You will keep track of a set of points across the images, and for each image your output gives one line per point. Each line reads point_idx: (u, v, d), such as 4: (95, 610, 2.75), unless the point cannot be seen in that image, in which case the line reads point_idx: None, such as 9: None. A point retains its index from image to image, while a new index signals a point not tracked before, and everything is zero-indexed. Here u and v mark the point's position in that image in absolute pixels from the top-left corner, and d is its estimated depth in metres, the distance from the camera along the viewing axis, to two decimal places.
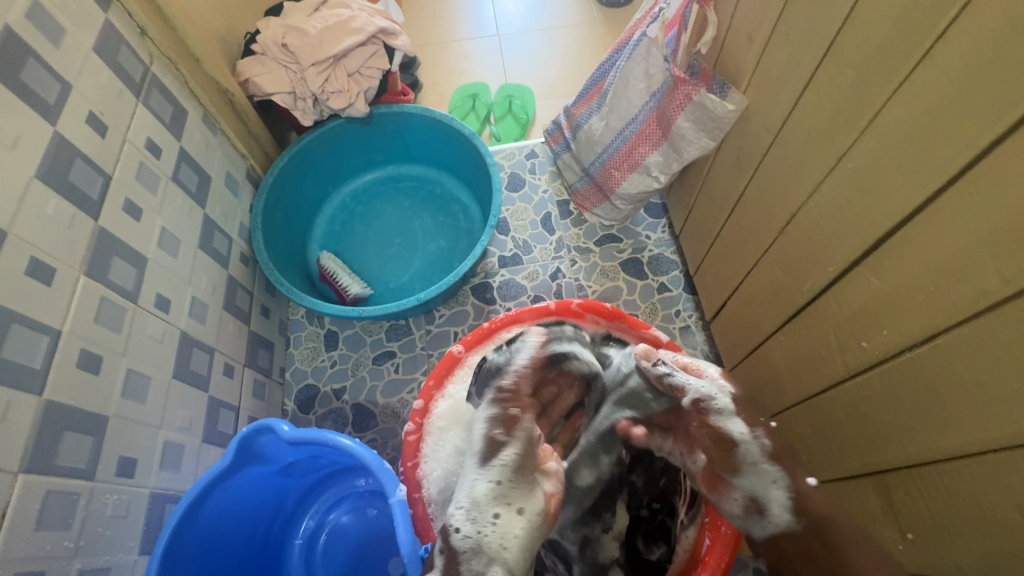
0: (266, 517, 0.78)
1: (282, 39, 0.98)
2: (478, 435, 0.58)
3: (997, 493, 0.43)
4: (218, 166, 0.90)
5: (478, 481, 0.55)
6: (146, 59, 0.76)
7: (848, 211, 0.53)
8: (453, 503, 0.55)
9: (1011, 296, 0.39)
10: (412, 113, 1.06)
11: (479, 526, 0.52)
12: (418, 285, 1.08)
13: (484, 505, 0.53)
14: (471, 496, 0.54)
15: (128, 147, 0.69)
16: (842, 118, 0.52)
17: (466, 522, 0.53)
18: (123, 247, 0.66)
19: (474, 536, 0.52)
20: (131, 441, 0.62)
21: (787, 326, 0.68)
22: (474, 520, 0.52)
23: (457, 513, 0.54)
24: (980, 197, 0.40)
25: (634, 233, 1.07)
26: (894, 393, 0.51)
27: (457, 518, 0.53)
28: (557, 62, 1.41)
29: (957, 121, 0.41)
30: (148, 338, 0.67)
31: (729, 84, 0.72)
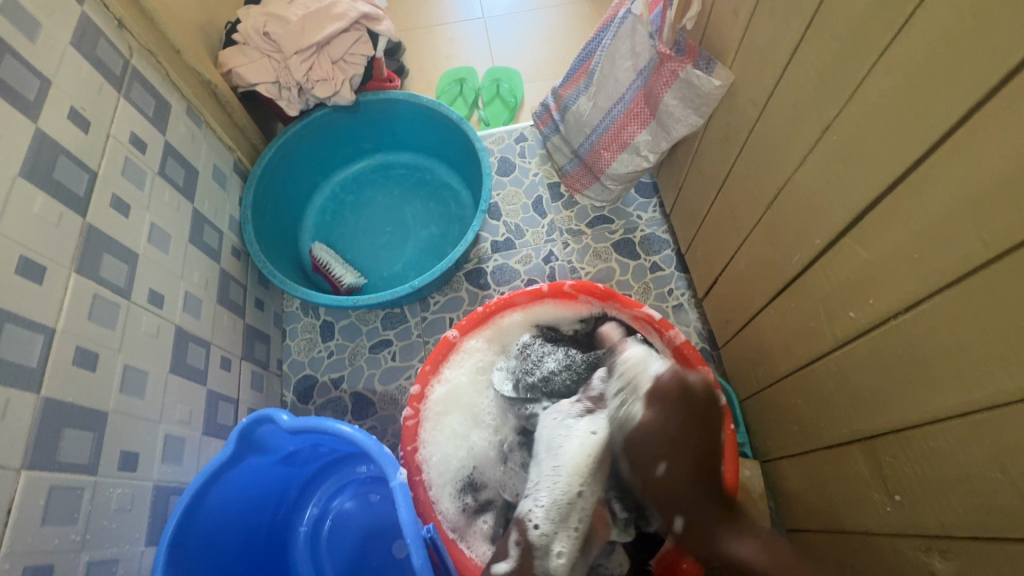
0: (271, 505, 0.79)
1: (263, 27, 0.96)
2: (563, 467, 0.60)
3: (979, 452, 0.44)
4: (205, 159, 0.89)
5: (563, 490, 0.59)
6: (125, 52, 0.75)
7: (834, 182, 0.54)
8: (533, 498, 0.60)
9: (992, 259, 0.39)
10: (399, 99, 1.06)
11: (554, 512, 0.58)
12: (412, 273, 1.08)
13: (569, 500, 0.59)
14: (546, 494, 0.59)
15: (113, 143, 0.69)
16: (826, 90, 0.53)
17: (543, 520, 0.58)
18: (112, 244, 0.65)
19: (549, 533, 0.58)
20: (131, 435, 0.63)
21: (777, 300, 0.69)
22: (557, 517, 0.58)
23: (537, 510, 0.59)
24: (961, 163, 0.40)
25: (626, 214, 1.08)
26: (879, 360, 0.53)
27: (537, 515, 0.59)
28: (543, 44, 1.40)
29: (939, 89, 0.41)
30: (143, 334, 0.67)
31: (716, 60, 0.71)
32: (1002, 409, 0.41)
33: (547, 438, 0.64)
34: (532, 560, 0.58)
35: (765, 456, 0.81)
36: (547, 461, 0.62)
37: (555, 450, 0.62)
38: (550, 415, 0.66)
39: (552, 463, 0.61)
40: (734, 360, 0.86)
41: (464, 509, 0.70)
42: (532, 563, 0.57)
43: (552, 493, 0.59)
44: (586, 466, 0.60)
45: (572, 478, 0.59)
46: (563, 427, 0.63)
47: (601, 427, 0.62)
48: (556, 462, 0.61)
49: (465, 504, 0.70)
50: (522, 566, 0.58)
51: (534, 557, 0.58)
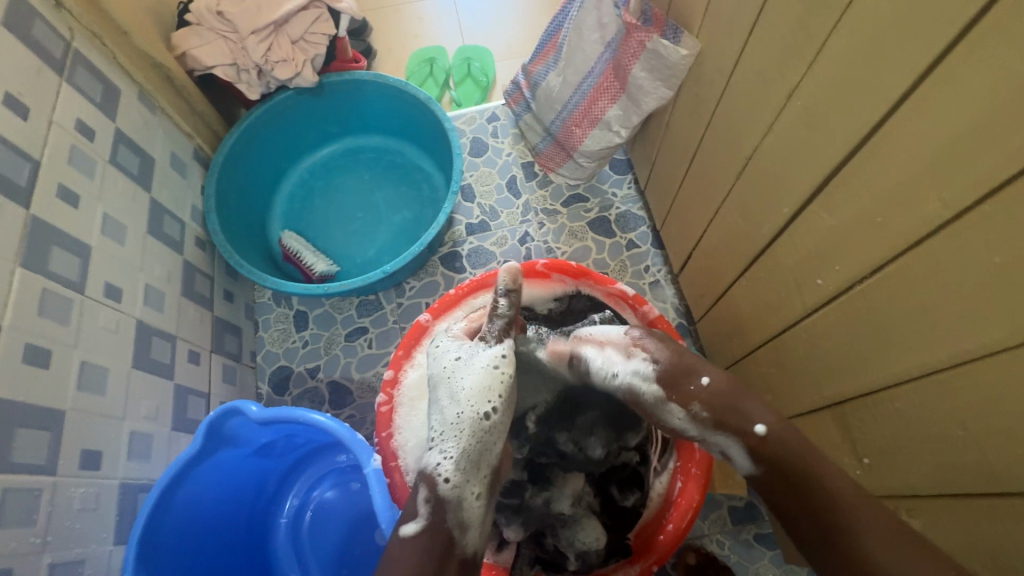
0: (248, 498, 0.78)
1: (217, 7, 0.92)
2: (456, 413, 0.58)
3: (941, 411, 0.45)
4: (161, 147, 0.86)
5: (470, 436, 0.56)
6: (66, 34, 0.71)
7: (800, 149, 0.53)
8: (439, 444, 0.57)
9: (952, 219, 0.39)
10: (364, 80, 1.02)
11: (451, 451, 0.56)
12: (386, 259, 1.06)
13: (473, 442, 0.56)
14: (455, 444, 0.56)
15: (56, 130, 0.65)
16: (790, 53, 0.52)
17: (447, 463, 0.55)
18: (61, 236, 0.63)
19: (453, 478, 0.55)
20: (93, 433, 0.61)
21: (748, 271, 0.69)
22: (462, 462, 0.55)
23: (441, 454, 0.56)
24: (920, 122, 0.40)
25: (601, 191, 1.07)
26: (847, 326, 0.53)
27: (441, 463, 0.56)
28: (514, 21, 1.37)
29: (898, 46, 0.40)
30: (101, 329, 0.65)
31: (683, 29, 0.70)
32: (963, 369, 0.42)
33: (438, 382, 0.62)
34: (444, 516, 0.53)
35: None
36: (443, 405, 0.60)
37: (455, 397, 0.59)
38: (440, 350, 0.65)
39: (448, 408, 0.59)
40: (710, 333, 0.86)
41: None
42: (444, 514, 0.53)
43: (455, 435, 0.57)
44: (478, 387, 0.59)
45: (466, 409, 0.58)
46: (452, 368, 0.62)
47: (493, 361, 0.60)
48: (455, 404, 0.59)
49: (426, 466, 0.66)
50: (432, 523, 0.53)
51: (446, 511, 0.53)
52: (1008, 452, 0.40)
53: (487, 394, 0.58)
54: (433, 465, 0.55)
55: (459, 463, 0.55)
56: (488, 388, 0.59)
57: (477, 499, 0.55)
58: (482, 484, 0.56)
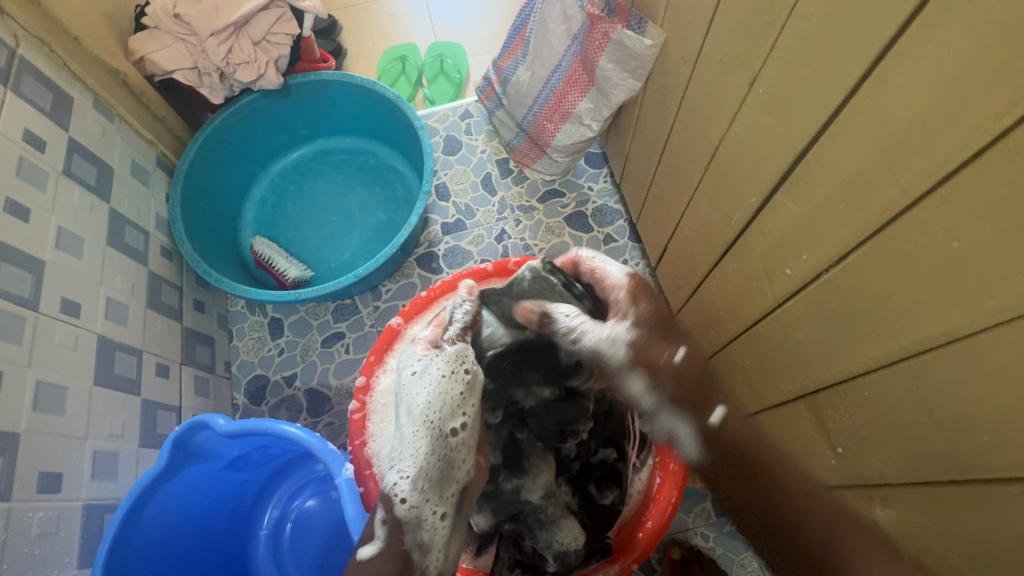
0: (225, 512, 0.76)
1: (173, 9, 0.89)
2: (413, 432, 0.55)
3: (910, 398, 0.44)
4: (120, 155, 0.83)
5: (427, 454, 0.54)
6: (10, 41, 0.68)
7: (763, 137, 0.52)
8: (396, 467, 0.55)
9: (911, 204, 0.39)
10: (331, 80, 1.00)
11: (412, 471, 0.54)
12: (361, 262, 1.04)
13: (427, 462, 0.54)
14: (411, 463, 0.54)
15: (2, 142, 0.63)
16: (750, 40, 0.51)
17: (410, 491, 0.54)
18: (9, 252, 0.60)
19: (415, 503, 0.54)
20: (52, 455, 0.59)
21: (721, 262, 0.68)
22: (421, 481, 0.54)
23: (401, 480, 0.54)
24: (876, 107, 0.39)
25: (577, 186, 1.05)
26: (816, 316, 0.52)
27: (401, 485, 0.54)
28: (487, 15, 1.35)
29: (853, 29, 0.39)
30: (58, 347, 0.63)
31: (647, 20, 0.70)
32: (929, 355, 0.41)
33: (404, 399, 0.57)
34: (400, 537, 0.54)
35: None
36: (403, 423, 0.56)
37: (409, 412, 0.56)
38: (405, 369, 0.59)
39: (403, 427, 0.56)
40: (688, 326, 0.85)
41: None
42: (405, 535, 0.54)
43: (412, 456, 0.54)
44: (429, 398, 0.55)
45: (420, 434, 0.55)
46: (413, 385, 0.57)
47: (447, 376, 0.56)
48: (411, 422, 0.55)
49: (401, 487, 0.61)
50: (388, 547, 0.54)
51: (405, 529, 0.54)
52: (974, 439, 0.40)
53: (453, 409, 0.55)
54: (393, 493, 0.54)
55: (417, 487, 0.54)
56: (445, 404, 0.55)
57: (438, 522, 0.54)
58: (442, 503, 0.55)
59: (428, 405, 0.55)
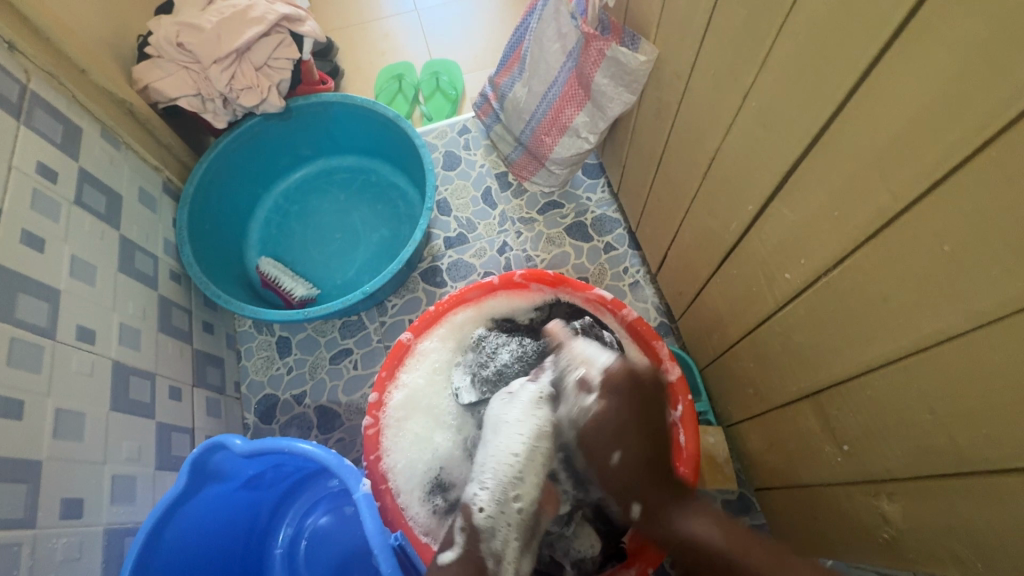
0: (241, 531, 0.77)
1: (176, 38, 0.91)
2: (513, 445, 0.58)
3: (910, 395, 0.46)
4: (128, 183, 0.85)
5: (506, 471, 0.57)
6: (21, 77, 0.70)
7: (758, 147, 0.54)
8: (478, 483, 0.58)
9: (902, 211, 0.41)
10: (332, 101, 1.02)
11: (494, 490, 0.56)
12: (366, 278, 1.05)
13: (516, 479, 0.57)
14: (488, 477, 0.57)
15: (16, 175, 0.64)
16: (741, 56, 0.53)
17: (488, 502, 0.56)
18: (27, 283, 0.62)
19: (495, 514, 0.56)
20: (73, 481, 0.60)
21: (721, 267, 0.70)
22: (497, 496, 0.56)
23: (481, 494, 0.57)
24: (865, 119, 0.41)
25: (575, 197, 1.07)
26: (815, 318, 0.54)
27: (479, 495, 0.57)
28: (480, 32, 1.37)
29: (838, 47, 0.42)
30: (75, 374, 0.64)
31: (640, 36, 0.72)
32: (926, 353, 0.43)
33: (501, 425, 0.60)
34: (477, 544, 0.56)
35: (728, 420, 0.83)
36: (498, 445, 0.58)
37: (499, 428, 0.60)
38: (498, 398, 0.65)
39: (494, 442, 0.59)
40: (691, 330, 0.87)
41: (435, 511, 0.68)
42: (479, 544, 0.56)
43: (498, 474, 0.57)
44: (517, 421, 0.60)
45: (517, 454, 0.57)
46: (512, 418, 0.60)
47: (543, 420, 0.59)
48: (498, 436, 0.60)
49: (436, 505, 0.68)
50: (466, 553, 0.56)
51: (480, 540, 0.56)
52: (973, 431, 0.42)
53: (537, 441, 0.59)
54: (473, 503, 0.56)
55: (496, 504, 0.56)
56: (536, 421, 0.60)
57: (510, 534, 0.56)
58: (517, 529, 0.57)
59: (523, 441, 0.58)
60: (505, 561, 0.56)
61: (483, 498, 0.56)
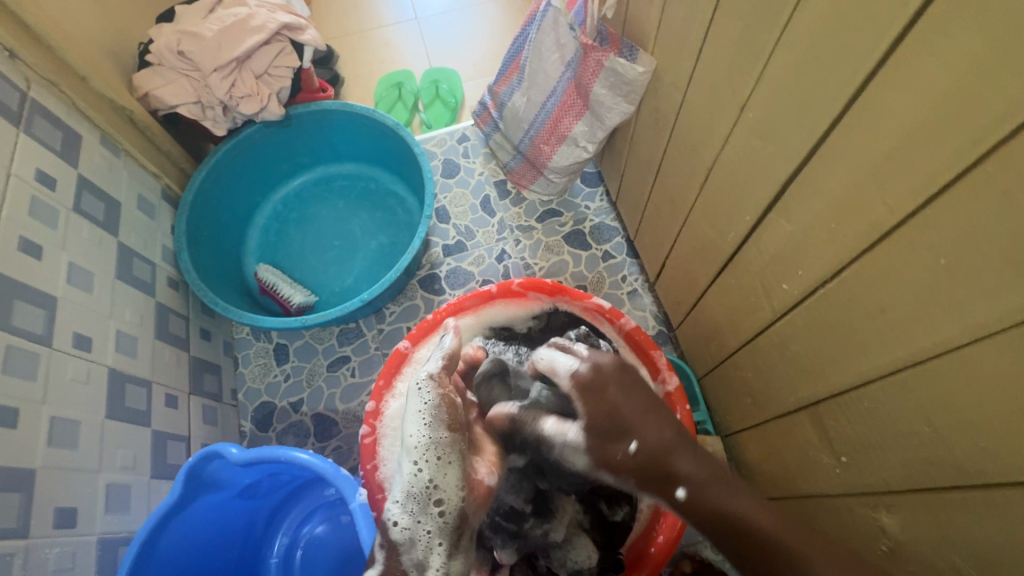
0: (236, 541, 0.76)
1: (176, 46, 0.91)
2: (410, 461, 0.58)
3: (908, 408, 0.46)
4: (127, 190, 0.85)
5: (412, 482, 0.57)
6: (21, 85, 0.70)
7: (756, 158, 0.55)
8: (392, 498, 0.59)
9: (899, 223, 0.41)
10: (332, 109, 1.03)
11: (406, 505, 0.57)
12: (364, 286, 1.05)
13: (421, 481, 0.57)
14: (401, 493, 0.58)
15: (15, 182, 0.64)
16: (739, 68, 0.53)
17: (402, 515, 0.57)
18: (24, 290, 0.61)
19: (409, 527, 0.57)
20: (67, 490, 0.59)
21: (719, 277, 0.70)
22: (411, 517, 0.57)
23: (395, 508, 0.58)
24: (862, 132, 0.41)
25: (574, 205, 1.08)
26: (813, 329, 0.54)
27: (395, 513, 0.58)
28: (480, 41, 1.38)
29: (835, 60, 0.42)
30: (70, 382, 0.63)
31: (638, 47, 0.73)
32: (923, 366, 0.43)
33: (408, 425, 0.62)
34: (398, 558, 0.56)
35: (726, 430, 0.83)
36: (404, 460, 0.59)
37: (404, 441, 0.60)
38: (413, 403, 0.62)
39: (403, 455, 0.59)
40: (689, 339, 0.87)
41: None
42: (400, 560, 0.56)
43: (406, 487, 0.58)
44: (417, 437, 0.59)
45: (412, 467, 0.58)
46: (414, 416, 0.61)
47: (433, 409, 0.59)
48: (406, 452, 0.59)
49: None
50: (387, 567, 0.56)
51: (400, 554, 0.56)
52: (971, 444, 0.42)
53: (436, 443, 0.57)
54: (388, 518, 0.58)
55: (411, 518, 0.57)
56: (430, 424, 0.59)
57: (432, 543, 0.56)
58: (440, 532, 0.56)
59: (421, 449, 0.58)
60: (429, 568, 0.55)
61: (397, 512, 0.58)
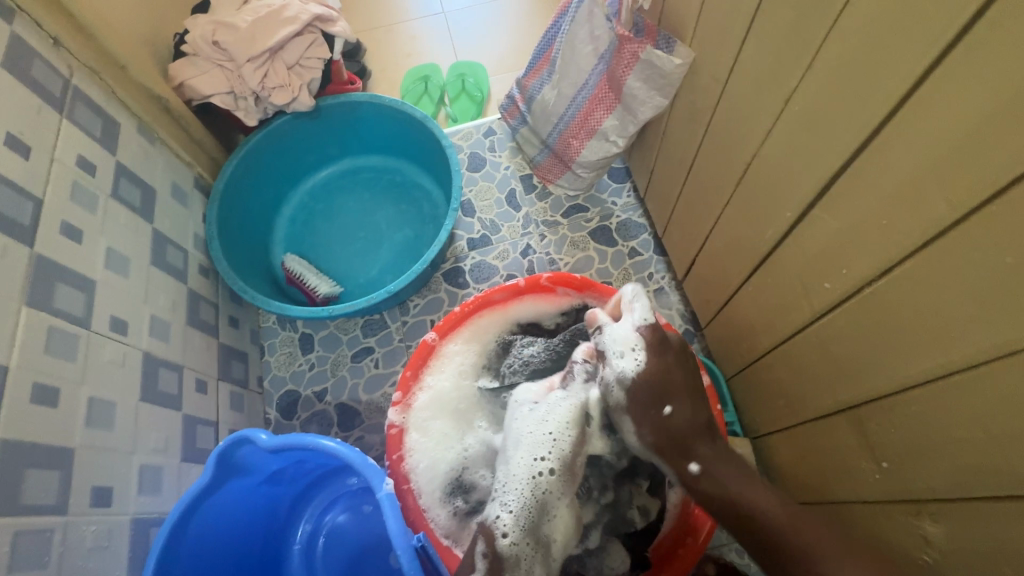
0: (262, 526, 0.77)
1: (212, 36, 0.93)
2: (537, 436, 0.61)
3: (962, 414, 0.44)
4: (162, 178, 0.86)
5: (528, 497, 0.58)
6: (64, 72, 0.71)
7: (799, 153, 0.53)
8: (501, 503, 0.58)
9: (960, 220, 0.39)
10: (360, 101, 1.03)
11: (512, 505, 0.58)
12: (389, 277, 1.06)
13: (542, 503, 0.58)
14: (514, 499, 0.58)
15: (58, 167, 0.66)
16: (784, 61, 0.52)
17: (509, 520, 0.57)
18: (65, 273, 0.63)
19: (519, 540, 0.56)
20: (103, 470, 0.61)
21: (754, 275, 0.68)
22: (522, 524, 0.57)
23: (504, 514, 0.57)
24: (920, 124, 0.40)
25: (600, 201, 1.07)
26: (857, 331, 0.52)
27: (503, 520, 0.57)
28: (506, 34, 1.38)
29: (893, 49, 0.40)
30: (108, 364, 0.65)
31: (675, 38, 0.71)
32: (980, 370, 0.41)
33: (516, 444, 0.62)
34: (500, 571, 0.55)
35: (755, 432, 0.82)
36: (516, 460, 0.60)
37: (522, 444, 0.61)
38: (521, 407, 0.65)
39: (517, 451, 0.61)
40: (719, 339, 0.85)
41: (455, 513, 0.68)
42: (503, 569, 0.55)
43: (521, 494, 0.58)
44: (549, 440, 0.60)
45: (527, 454, 0.60)
46: (539, 440, 0.60)
47: (574, 414, 0.61)
48: (523, 456, 0.60)
49: (456, 507, 0.68)
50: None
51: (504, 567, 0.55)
52: None
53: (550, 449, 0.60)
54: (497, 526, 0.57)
55: (523, 533, 0.57)
56: (564, 433, 0.60)
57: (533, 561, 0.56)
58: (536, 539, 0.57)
59: (554, 449, 0.60)
60: None
61: (505, 507, 0.58)
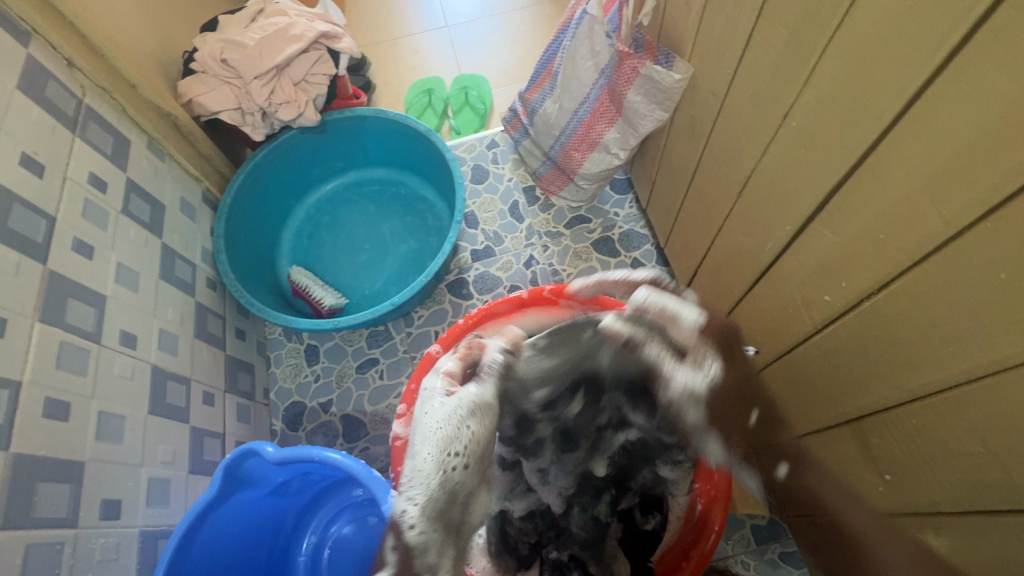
0: (267, 537, 0.78)
1: (220, 54, 0.95)
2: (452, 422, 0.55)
3: (962, 428, 0.45)
4: (171, 193, 0.88)
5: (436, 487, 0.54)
6: (77, 92, 0.73)
7: (797, 167, 0.54)
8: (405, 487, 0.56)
9: (955, 236, 0.39)
10: (366, 115, 1.05)
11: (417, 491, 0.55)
12: (394, 289, 1.07)
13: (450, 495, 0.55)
14: (422, 493, 0.55)
15: (70, 185, 0.67)
16: (781, 77, 0.53)
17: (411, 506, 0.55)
18: (77, 289, 0.64)
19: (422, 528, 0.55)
20: (111, 483, 0.61)
21: (755, 287, 0.69)
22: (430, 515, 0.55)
23: (408, 499, 0.55)
24: (913, 143, 0.41)
25: (603, 212, 1.07)
26: (857, 344, 0.53)
27: (408, 509, 0.55)
28: (508, 48, 1.39)
29: (886, 69, 0.41)
30: (117, 378, 0.66)
31: (674, 54, 0.72)
32: (979, 384, 0.41)
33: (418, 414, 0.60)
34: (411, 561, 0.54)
35: None
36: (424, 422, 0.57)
37: (427, 434, 0.55)
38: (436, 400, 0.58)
39: (431, 419, 0.56)
40: None
41: None
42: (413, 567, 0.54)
43: (427, 487, 0.54)
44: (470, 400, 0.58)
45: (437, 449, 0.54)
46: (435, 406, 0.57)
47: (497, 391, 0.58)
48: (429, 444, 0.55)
49: None
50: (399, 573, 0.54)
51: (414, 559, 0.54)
52: None
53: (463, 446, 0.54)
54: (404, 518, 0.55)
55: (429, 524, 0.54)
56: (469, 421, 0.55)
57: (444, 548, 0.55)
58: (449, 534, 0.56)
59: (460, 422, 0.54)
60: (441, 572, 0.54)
61: (412, 485, 0.55)
